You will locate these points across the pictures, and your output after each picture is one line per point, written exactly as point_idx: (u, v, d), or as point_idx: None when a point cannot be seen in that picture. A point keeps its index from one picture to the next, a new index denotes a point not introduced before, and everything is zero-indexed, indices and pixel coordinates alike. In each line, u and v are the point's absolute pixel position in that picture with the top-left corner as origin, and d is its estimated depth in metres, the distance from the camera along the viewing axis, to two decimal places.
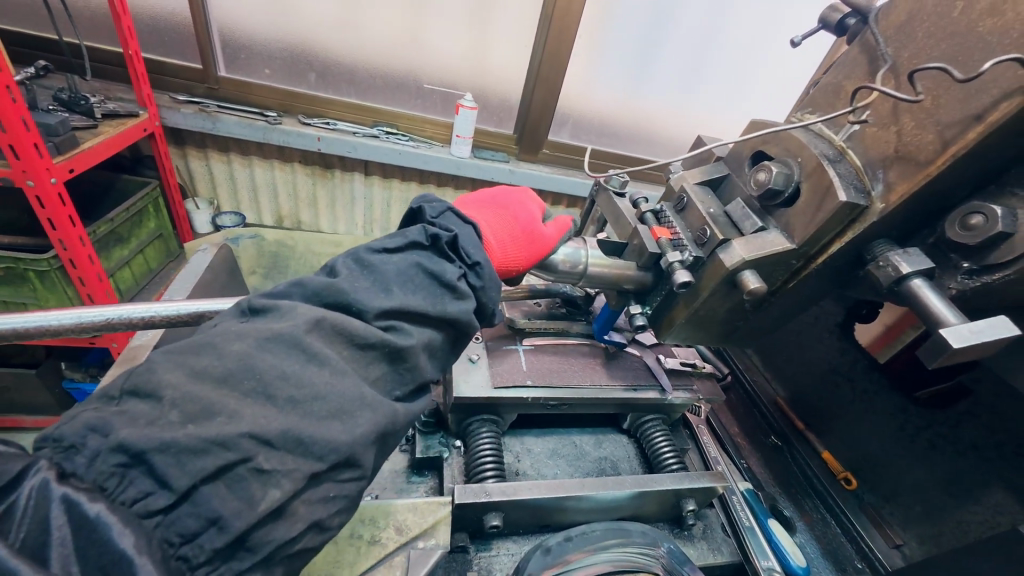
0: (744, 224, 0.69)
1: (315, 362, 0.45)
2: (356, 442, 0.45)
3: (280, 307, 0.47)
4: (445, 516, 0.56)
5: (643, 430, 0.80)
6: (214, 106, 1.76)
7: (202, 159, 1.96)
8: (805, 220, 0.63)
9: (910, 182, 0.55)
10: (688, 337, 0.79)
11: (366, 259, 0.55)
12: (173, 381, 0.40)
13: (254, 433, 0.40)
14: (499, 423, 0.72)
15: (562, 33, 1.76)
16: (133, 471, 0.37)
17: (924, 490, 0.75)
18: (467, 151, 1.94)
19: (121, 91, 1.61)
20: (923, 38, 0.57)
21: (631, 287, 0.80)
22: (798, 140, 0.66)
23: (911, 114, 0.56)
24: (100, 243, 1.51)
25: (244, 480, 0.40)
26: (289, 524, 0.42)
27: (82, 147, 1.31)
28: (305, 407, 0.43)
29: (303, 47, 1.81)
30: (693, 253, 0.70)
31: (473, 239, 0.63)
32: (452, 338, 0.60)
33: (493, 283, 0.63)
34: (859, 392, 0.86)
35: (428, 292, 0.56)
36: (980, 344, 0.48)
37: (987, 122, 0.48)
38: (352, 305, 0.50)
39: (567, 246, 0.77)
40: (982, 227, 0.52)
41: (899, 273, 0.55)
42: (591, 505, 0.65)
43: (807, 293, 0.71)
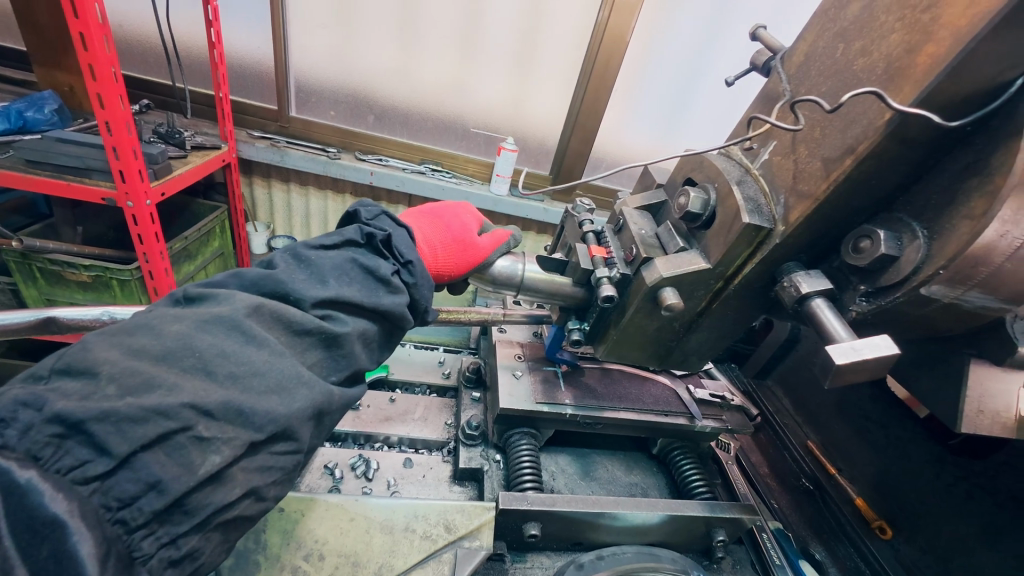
0: (670, 245, 0.75)
1: (253, 343, 0.50)
2: (293, 415, 0.50)
3: (218, 295, 0.52)
4: (489, 520, 0.61)
5: (672, 459, 0.83)
6: (283, 143, 1.98)
7: (265, 186, 2.17)
8: (719, 242, 0.68)
9: (803, 208, 0.60)
10: (625, 355, 0.81)
11: (303, 254, 0.60)
12: (110, 358, 0.43)
13: (194, 403, 0.44)
14: (537, 437, 0.78)
15: (598, 94, 1.93)
16: (70, 442, 0.39)
17: (963, 543, 0.74)
18: (505, 189, 2.07)
19: (207, 127, 1.83)
20: (814, 77, 0.63)
21: (569, 302, 0.85)
22: (717, 166, 0.72)
23: (805, 144, 0.61)
24: (174, 258, 1.67)
25: (183, 446, 0.43)
26: (227, 489, 0.46)
27: (174, 174, 1.50)
28: (245, 382, 0.48)
29: (369, 95, 2.03)
30: (620, 270, 0.76)
31: (406, 239, 0.70)
32: (387, 330, 0.66)
33: (425, 281, 0.69)
34: (892, 438, 0.87)
35: (364, 285, 0.62)
36: (862, 361, 0.52)
37: (858, 154, 0.53)
38: (289, 294, 0.56)
39: (504, 259, 0.84)
40: (869, 249, 0.58)
41: (800, 294, 0.61)
42: (623, 526, 0.68)
43: (732, 314, 0.75)
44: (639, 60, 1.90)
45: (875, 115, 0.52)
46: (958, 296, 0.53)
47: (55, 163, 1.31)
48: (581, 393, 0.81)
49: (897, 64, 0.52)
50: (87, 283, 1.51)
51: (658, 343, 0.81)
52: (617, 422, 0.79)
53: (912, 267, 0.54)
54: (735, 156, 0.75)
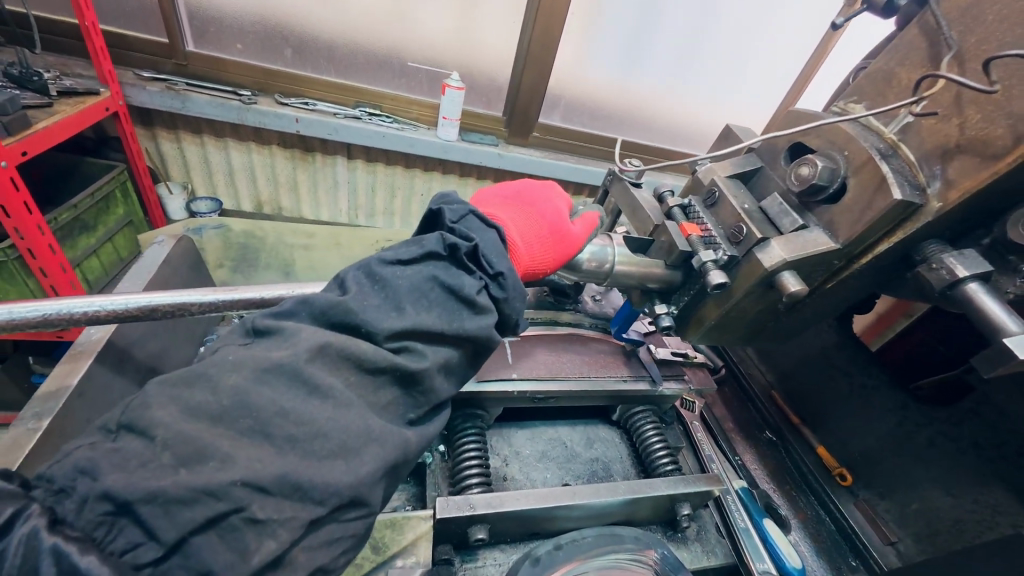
0: (783, 222, 0.67)
1: (317, 396, 0.44)
2: (361, 483, 0.43)
3: (285, 331, 0.45)
4: (426, 531, 0.52)
5: (632, 421, 0.77)
6: (183, 84, 1.65)
7: (173, 139, 1.85)
8: (851, 218, 0.61)
9: (973, 179, 0.53)
10: (715, 339, 0.77)
11: (377, 272, 0.51)
12: (165, 419, 0.39)
13: (247, 479, 0.39)
14: (483, 418, 0.69)
15: (554, 7, 1.66)
16: (122, 519, 0.36)
17: (923, 487, 0.73)
18: (454, 134, 1.86)
19: (78, 66, 1.49)
20: (994, 22, 0.54)
21: (655, 286, 0.75)
22: (845, 133, 0.63)
23: (978, 106, 0.54)
24: (66, 230, 1.43)
25: (238, 530, 0.38)
26: (288, 573, 0.41)
27: (36, 127, 1.21)
28: (306, 446, 0.42)
29: (280, 22, 1.70)
30: (727, 252, 0.67)
31: (495, 244, 0.57)
32: (473, 353, 0.57)
33: (517, 293, 0.57)
34: (857, 386, 0.85)
35: (444, 308, 0.52)
36: None
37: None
38: (360, 326, 0.48)
39: (592, 244, 0.73)
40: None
41: (956, 278, 0.54)
42: (581, 513, 0.62)
43: (841, 294, 0.71)
44: None
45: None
46: None
47: None
48: (538, 364, 0.73)
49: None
50: None
51: (754, 324, 0.75)
52: (574, 394, 0.72)
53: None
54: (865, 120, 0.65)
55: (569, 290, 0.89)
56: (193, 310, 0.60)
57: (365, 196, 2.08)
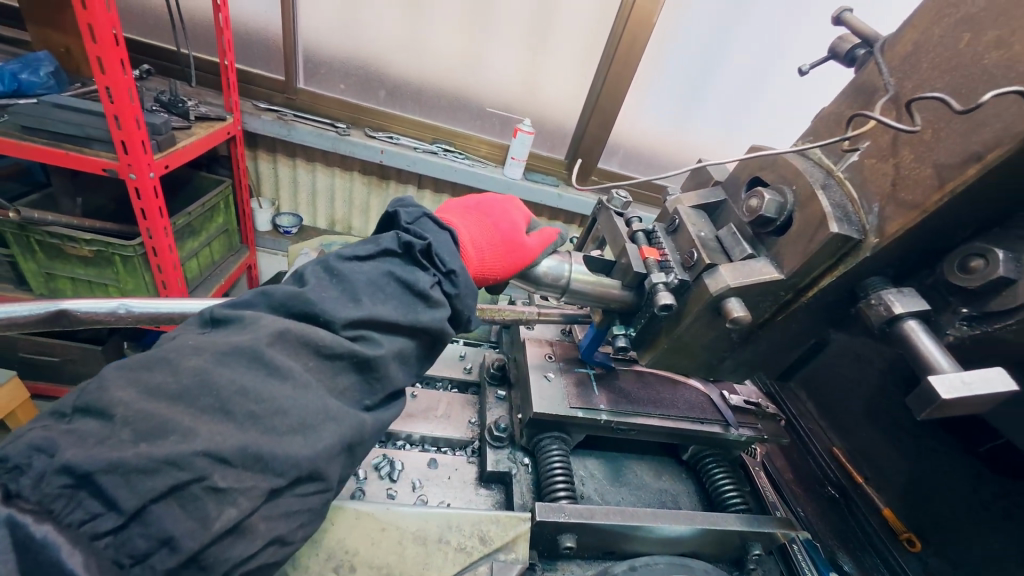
0: (735, 251, 0.73)
1: (276, 376, 0.48)
2: (318, 458, 0.49)
3: (244, 319, 0.52)
4: (524, 532, 0.58)
5: (704, 467, 0.80)
6: (291, 115, 1.89)
7: (271, 161, 2.09)
8: (795, 250, 0.66)
9: (903, 219, 0.57)
10: (674, 364, 0.80)
11: (335, 267, 0.59)
12: (125, 399, 0.43)
13: (208, 451, 0.43)
14: (567, 441, 0.75)
15: (620, 75, 1.84)
16: (81, 493, 0.39)
17: (995, 562, 0.73)
18: (519, 173, 2.00)
19: (211, 96, 1.73)
20: (927, 69, 0.59)
21: (616, 306, 0.82)
22: (794, 168, 0.70)
23: (911, 147, 0.58)
24: (179, 234, 1.62)
25: (198, 499, 0.42)
26: (248, 541, 0.45)
27: (178, 146, 1.42)
28: (265, 423, 0.46)
29: (377, 67, 1.93)
30: (679, 276, 0.74)
31: (448, 245, 0.67)
32: (429, 344, 0.64)
33: (469, 291, 0.67)
34: (924, 448, 0.85)
35: (399, 300, 0.60)
36: (973, 396, 0.49)
37: (985, 162, 0.50)
38: (319, 315, 0.54)
39: (550, 259, 0.82)
40: (982, 271, 0.55)
41: (892, 314, 0.58)
42: (657, 538, 0.66)
43: (796, 330, 0.73)
44: (667, 39, 1.81)
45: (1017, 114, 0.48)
46: None
47: (52, 131, 1.25)
48: (615, 397, 0.79)
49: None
50: (89, 258, 1.46)
51: (710, 354, 0.79)
52: (649, 430, 0.77)
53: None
54: (813, 156, 0.72)
55: None
56: None
57: None
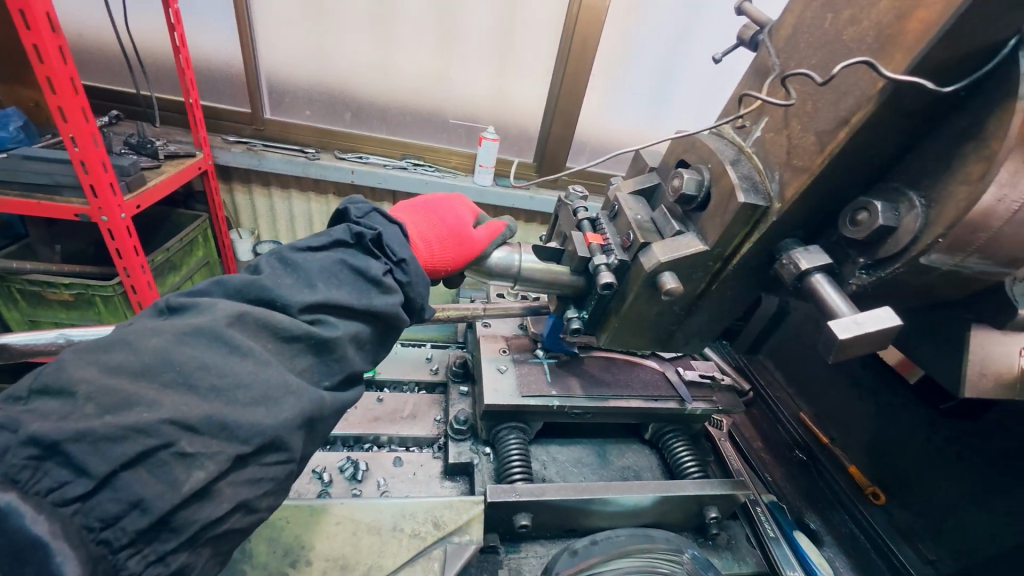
0: (666, 229, 0.75)
1: (237, 354, 0.49)
2: (282, 426, 0.49)
3: (200, 305, 0.51)
4: (478, 514, 0.60)
5: (665, 441, 0.83)
6: (260, 146, 1.94)
7: (246, 191, 2.13)
8: (715, 222, 0.68)
9: (798, 183, 0.60)
10: (626, 340, 0.82)
11: (289, 258, 0.60)
12: (86, 377, 0.43)
13: (175, 419, 0.44)
14: (526, 430, 0.77)
15: (576, 76, 1.90)
16: (48, 463, 0.40)
17: (955, 504, 0.75)
18: (490, 180, 2.04)
19: (180, 134, 1.79)
20: (804, 49, 0.63)
21: (568, 292, 0.84)
22: (708, 147, 0.72)
23: (797, 118, 0.61)
24: (158, 270, 1.65)
25: (166, 464, 0.43)
26: (215, 504, 0.45)
27: (148, 185, 1.46)
28: (228, 395, 0.47)
29: (341, 91, 1.99)
30: (619, 257, 0.76)
31: (399, 236, 0.69)
32: (382, 331, 0.65)
33: (420, 278, 0.68)
34: (883, 404, 0.90)
35: (353, 287, 0.61)
36: (865, 334, 0.52)
37: (852, 125, 0.54)
38: (276, 300, 0.55)
39: (500, 250, 0.84)
40: (867, 222, 0.57)
41: (800, 270, 0.61)
42: (615, 511, 0.68)
43: (732, 296, 0.76)
44: (624, 37, 1.86)
45: (867, 87, 0.53)
46: (959, 263, 0.53)
47: (23, 181, 1.29)
48: (569, 383, 0.81)
49: (887, 32, 0.51)
50: (70, 301, 1.49)
51: (658, 328, 0.81)
52: (605, 410, 0.79)
53: (910, 237, 0.54)
54: (727, 135, 0.74)
55: None
56: None
57: None
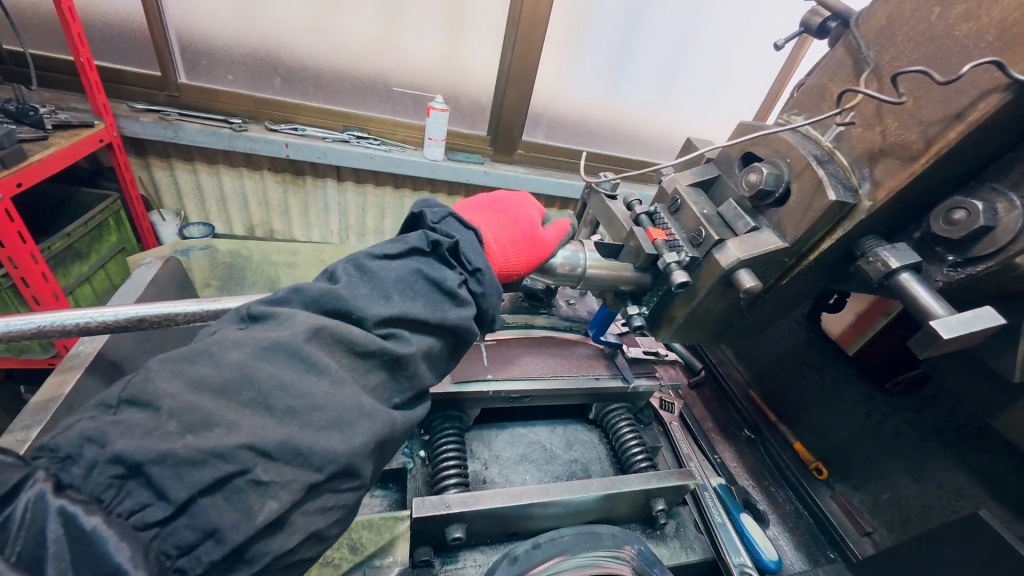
0: (737, 225, 0.68)
1: (314, 371, 0.45)
2: (355, 452, 0.44)
3: (280, 315, 0.47)
4: (404, 532, 0.54)
5: (608, 419, 0.80)
6: (176, 115, 1.71)
7: (167, 168, 1.89)
8: (796, 219, 0.63)
9: (896, 178, 0.55)
10: (686, 335, 0.78)
11: (365, 265, 0.54)
12: (171, 391, 0.40)
13: (252, 444, 0.40)
14: (462, 420, 0.71)
15: (531, 40, 1.77)
16: (131, 482, 0.37)
17: (889, 474, 0.77)
18: (440, 154, 1.91)
19: (74, 100, 1.55)
20: (902, 42, 0.58)
21: (628, 288, 0.78)
22: (786, 141, 0.65)
23: (894, 115, 0.56)
24: (58, 259, 1.45)
25: (242, 491, 0.40)
26: (287, 534, 0.42)
27: (31, 160, 1.25)
28: (304, 417, 0.43)
29: (268, 52, 1.77)
30: (688, 254, 0.69)
31: (473, 244, 0.61)
32: (451, 345, 0.59)
33: (494, 288, 0.61)
34: (827, 380, 0.89)
35: (428, 299, 0.55)
36: (970, 334, 0.49)
37: (968, 122, 0.49)
38: (351, 312, 0.49)
39: (565, 249, 0.76)
40: (964, 221, 0.54)
41: (888, 268, 0.57)
42: (558, 511, 0.64)
43: (797, 289, 0.72)
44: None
45: (987, 81, 0.48)
46: None
47: None
48: (507, 364, 0.75)
49: (1014, 30, 0.47)
50: None
51: (720, 321, 0.76)
52: (548, 394, 0.74)
53: (1011, 235, 0.51)
54: (802, 130, 0.67)
55: (541, 295, 0.91)
56: (180, 319, 0.63)
57: (356, 217, 2.12)
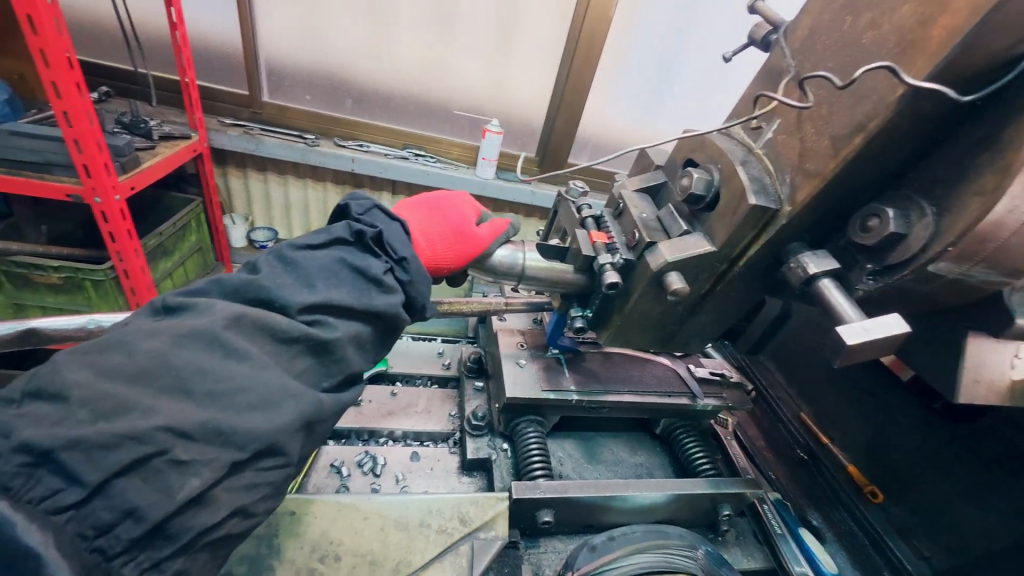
0: (673, 229, 0.77)
1: (234, 357, 0.49)
2: (278, 431, 0.49)
3: (198, 305, 0.51)
4: (503, 511, 0.61)
5: (676, 437, 0.84)
6: (257, 129, 1.88)
7: (241, 176, 2.07)
8: (724, 225, 0.70)
9: (811, 186, 0.62)
10: (629, 339, 0.83)
11: (289, 256, 0.59)
12: (81, 381, 0.43)
13: (170, 426, 0.44)
14: (542, 424, 0.78)
15: (583, 71, 1.89)
16: (41, 471, 0.40)
17: (949, 503, 0.79)
18: (492, 173, 2.02)
19: (174, 115, 1.72)
20: (821, 52, 0.64)
21: (571, 290, 0.85)
22: (719, 147, 0.73)
23: (812, 122, 0.63)
24: (150, 255, 1.60)
25: (161, 471, 0.43)
26: (211, 510, 0.45)
27: (142, 167, 1.39)
28: (226, 399, 0.47)
29: (343, 77, 1.94)
30: (624, 256, 0.77)
31: (399, 235, 0.68)
32: (382, 330, 0.65)
33: (421, 277, 0.68)
34: (882, 406, 0.92)
35: (353, 287, 0.61)
36: (870, 340, 0.55)
37: (869, 130, 0.55)
38: (275, 301, 0.55)
39: (503, 249, 0.83)
40: (877, 228, 0.60)
41: (807, 274, 0.63)
42: (632, 507, 0.70)
43: (736, 294, 0.77)
44: (633, 31, 1.85)
45: (886, 91, 0.54)
46: (964, 271, 0.56)
47: (9, 159, 1.22)
48: (584, 378, 0.83)
49: (909, 37, 0.52)
50: (58, 285, 1.44)
51: (660, 327, 0.82)
52: (619, 406, 0.81)
53: (921, 245, 0.56)
54: (737, 136, 0.75)
55: None
56: None
57: None
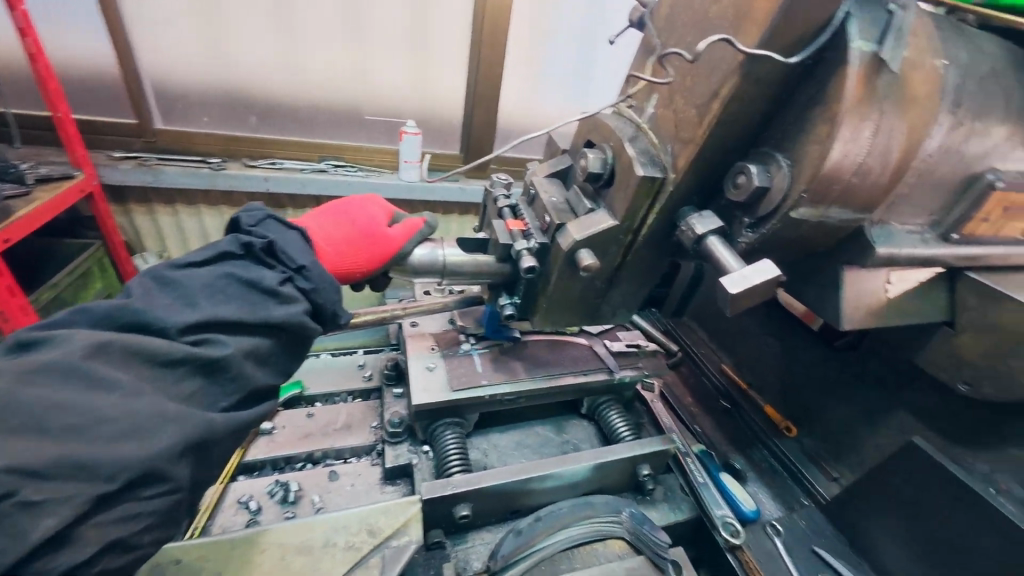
0: (580, 208, 0.78)
1: (98, 388, 0.47)
2: (156, 456, 0.47)
3: (55, 337, 0.48)
4: (416, 513, 0.60)
5: (599, 411, 0.86)
6: (154, 159, 1.75)
7: (147, 212, 1.86)
8: (620, 198, 0.71)
9: (686, 153, 0.65)
10: (558, 321, 0.85)
11: (165, 275, 0.57)
12: None
13: (13, 466, 0.41)
14: (463, 425, 0.78)
15: (491, 65, 1.89)
16: None
17: (849, 426, 0.85)
18: (417, 174, 1.97)
19: (52, 155, 1.58)
20: (682, 25, 0.67)
21: (496, 279, 0.84)
22: (609, 127, 0.75)
23: (680, 95, 0.66)
24: (44, 310, 1.46)
25: (8, 515, 0.40)
26: (74, 549, 0.44)
27: (14, 216, 1.26)
28: (85, 432, 0.45)
29: (244, 93, 1.84)
30: (538, 240, 0.77)
31: (297, 243, 0.66)
32: (289, 343, 0.63)
33: (328, 283, 0.65)
34: (787, 345, 0.98)
35: (246, 300, 0.59)
36: (751, 286, 0.58)
37: (722, 97, 0.59)
38: (150, 323, 0.52)
39: (422, 247, 0.80)
40: (745, 184, 0.63)
41: (696, 235, 0.66)
42: (553, 487, 0.71)
43: (646, 264, 0.80)
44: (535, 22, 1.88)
45: (731, 61, 0.58)
46: (823, 213, 0.61)
47: None
48: (498, 369, 0.82)
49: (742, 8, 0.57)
50: None
51: (586, 303, 0.84)
52: (536, 392, 0.81)
53: (781, 194, 0.61)
54: (626, 115, 0.77)
55: None
56: None
57: None
